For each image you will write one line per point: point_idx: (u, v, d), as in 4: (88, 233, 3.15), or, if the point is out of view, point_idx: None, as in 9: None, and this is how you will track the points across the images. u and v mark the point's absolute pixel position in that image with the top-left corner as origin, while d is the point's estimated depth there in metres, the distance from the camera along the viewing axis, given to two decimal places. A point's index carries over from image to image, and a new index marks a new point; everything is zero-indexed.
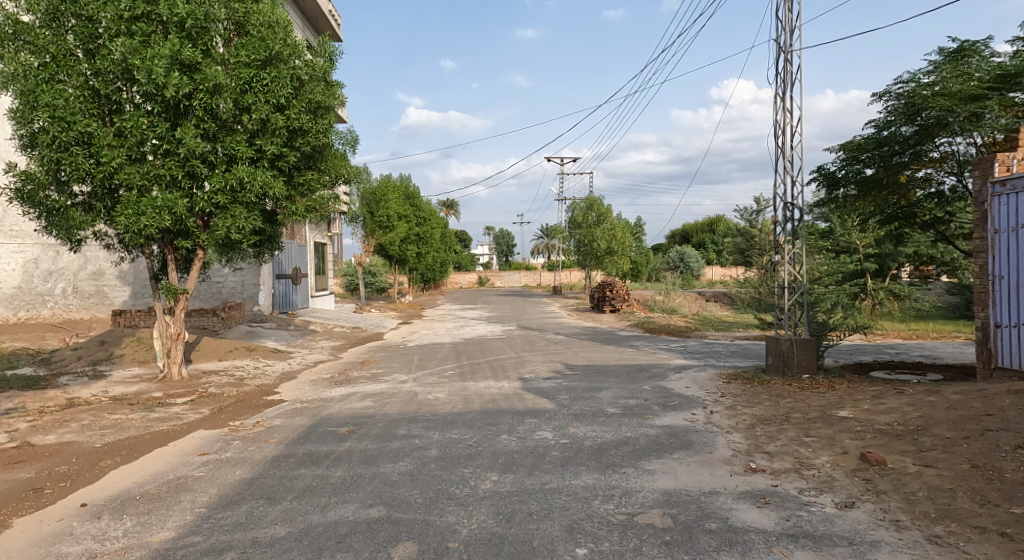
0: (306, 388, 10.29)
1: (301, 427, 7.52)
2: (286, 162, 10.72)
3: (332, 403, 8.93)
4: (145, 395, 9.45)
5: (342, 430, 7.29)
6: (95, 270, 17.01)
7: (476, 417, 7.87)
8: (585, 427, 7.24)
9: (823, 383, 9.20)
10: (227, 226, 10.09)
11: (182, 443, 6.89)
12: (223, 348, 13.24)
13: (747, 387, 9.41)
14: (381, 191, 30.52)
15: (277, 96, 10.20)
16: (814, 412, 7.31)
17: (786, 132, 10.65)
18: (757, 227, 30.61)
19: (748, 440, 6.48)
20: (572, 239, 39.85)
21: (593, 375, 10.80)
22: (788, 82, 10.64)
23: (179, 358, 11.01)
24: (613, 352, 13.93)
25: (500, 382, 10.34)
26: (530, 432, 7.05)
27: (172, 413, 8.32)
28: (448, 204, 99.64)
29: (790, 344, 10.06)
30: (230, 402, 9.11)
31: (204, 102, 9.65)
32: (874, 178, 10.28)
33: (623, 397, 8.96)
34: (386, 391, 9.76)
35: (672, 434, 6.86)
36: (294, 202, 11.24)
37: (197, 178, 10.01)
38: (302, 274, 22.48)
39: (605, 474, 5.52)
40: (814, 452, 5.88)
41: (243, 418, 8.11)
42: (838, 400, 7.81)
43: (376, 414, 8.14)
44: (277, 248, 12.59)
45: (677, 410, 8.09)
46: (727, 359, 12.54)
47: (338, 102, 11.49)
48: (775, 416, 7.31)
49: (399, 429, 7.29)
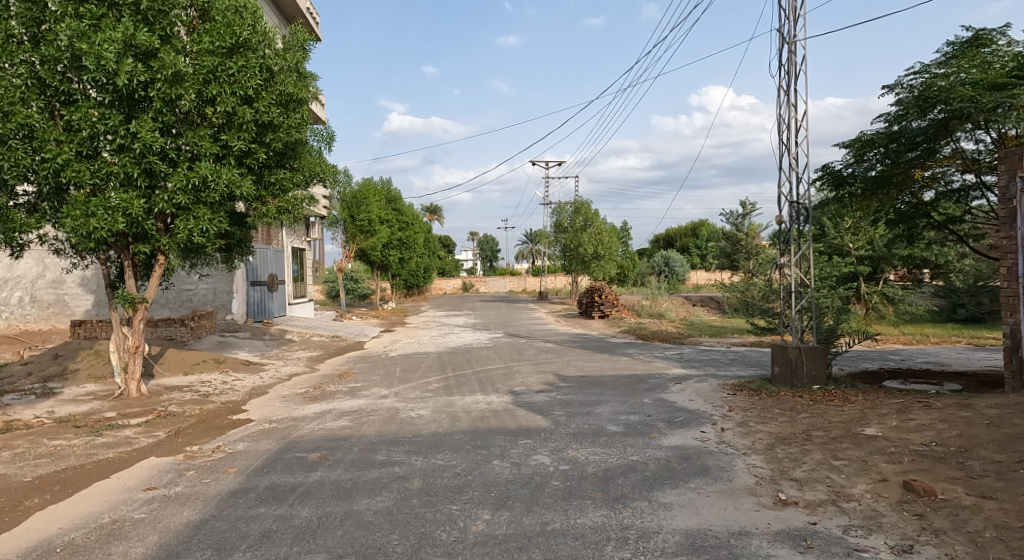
0: (276, 405, 9.42)
1: (266, 453, 6.69)
2: (255, 159, 9.91)
3: (305, 423, 8.10)
4: (96, 416, 8.55)
5: (313, 456, 6.48)
6: (55, 278, 15.97)
7: (464, 438, 7.10)
8: (586, 450, 6.49)
9: (838, 395, 8.52)
10: (190, 228, 9.25)
11: (129, 474, 6.03)
12: (189, 362, 12.31)
13: (756, 400, 8.72)
14: (362, 194, 29.42)
15: (244, 87, 9.36)
16: (836, 429, 6.64)
17: (791, 127, 10.04)
18: (743, 231, 29.69)
19: (771, 464, 5.77)
20: (558, 245, 39.13)
21: (588, 388, 10.04)
22: (792, 74, 10.04)
23: (137, 374, 10.14)
24: (606, 361, 13.21)
25: (489, 396, 9.56)
26: (524, 457, 6.29)
27: (122, 437, 7.44)
28: (431, 209, 98.94)
29: (799, 353, 9.42)
30: (190, 423, 8.24)
31: (163, 92, 8.79)
32: (884, 176, 9.70)
33: (623, 412, 8.23)
34: (364, 408, 8.93)
35: (684, 457, 6.15)
36: (265, 203, 10.41)
37: (156, 176, 9.16)
38: (278, 280, 21.50)
39: (615, 511, 4.78)
40: (848, 480, 5.18)
41: (203, 442, 7.26)
42: (860, 414, 7.13)
43: (351, 436, 7.33)
44: (248, 253, 11.75)
45: (685, 427, 7.38)
46: (728, 368, 11.86)
47: (311, 94, 10.66)
48: (794, 435, 6.61)
49: (377, 454, 6.49)
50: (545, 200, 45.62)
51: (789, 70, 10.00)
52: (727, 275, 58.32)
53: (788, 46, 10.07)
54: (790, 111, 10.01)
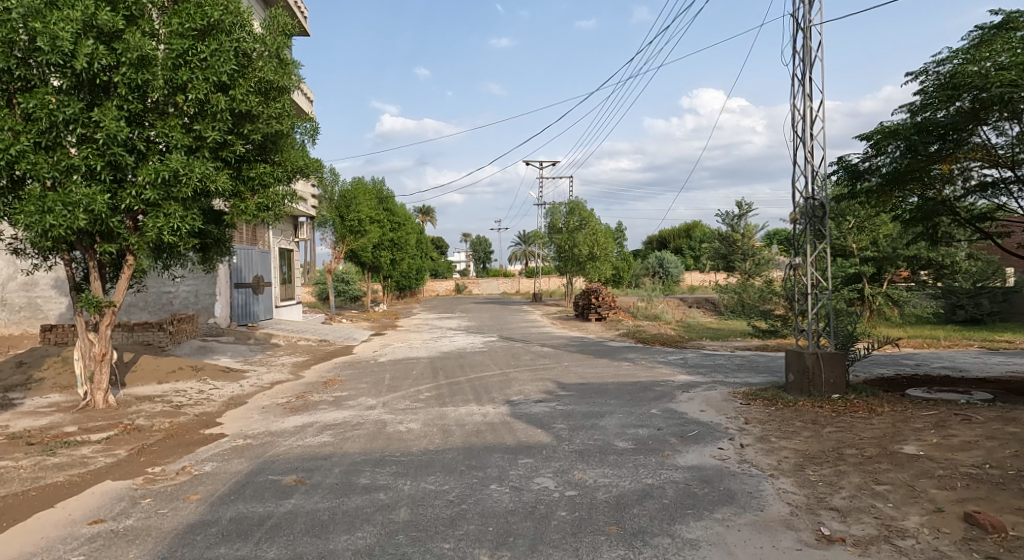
0: (254, 417, 8.69)
1: (236, 476, 5.98)
2: (231, 152, 9.18)
3: (282, 439, 7.39)
4: (54, 431, 7.81)
5: (288, 480, 5.77)
6: (28, 281, 15.20)
7: (457, 457, 6.41)
8: (593, 471, 5.82)
9: (861, 406, 7.89)
10: (159, 227, 8.52)
11: (77, 502, 5.31)
12: (163, 369, 11.56)
13: (773, 411, 8.07)
14: (352, 193, 28.64)
15: (218, 72, 8.64)
16: (870, 445, 5.98)
17: (807, 118, 9.42)
18: (739, 231, 28.93)
19: (804, 490, 5.10)
20: (552, 246, 38.44)
21: (590, 397, 9.37)
22: (808, 62, 9.41)
23: (104, 384, 9.41)
24: (606, 367, 12.55)
25: (483, 407, 8.86)
26: (525, 480, 5.61)
27: (78, 457, 6.72)
28: (423, 209, 98.18)
29: (816, 360, 8.80)
30: (156, 439, 7.51)
31: (129, 77, 8.13)
32: (906, 169, 9.08)
33: (631, 426, 7.56)
34: (349, 421, 8.23)
35: (704, 480, 5.47)
36: (243, 200, 9.71)
37: (123, 170, 8.46)
38: (264, 282, 20.73)
39: (633, 551, 4.10)
40: (898, 509, 4.53)
41: (168, 462, 6.53)
42: (894, 428, 6.48)
43: (333, 454, 6.62)
44: (227, 253, 11.02)
45: (700, 443, 6.71)
46: (736, 374, 11.21)
47: (293, 83, 9.96)
48: (824, 453, 5.96)
49: (361, 477, 5.79)
50: (540, 200, 45.14)
51: (804, 56, 9.38)
52: (723, 277, 57.97)
53: (803, 32, 9.46)
54: (806, 102, 9.38)
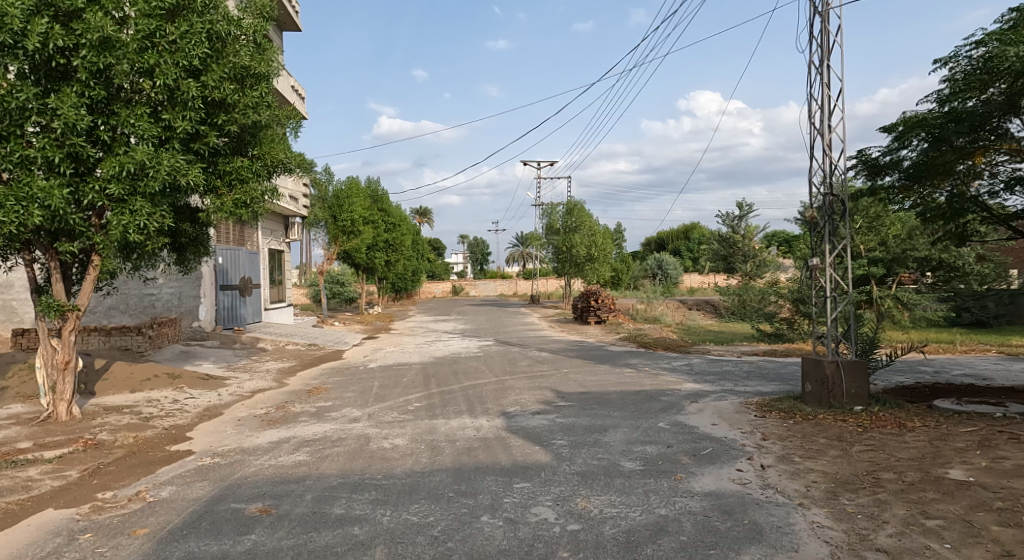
0: (227, 432, 8.00)
1: (193, 504, 5.28)
2: (204, 143, 8.52)
3: (253, 457, 6.70)
4: (4, 449, 7.10)
5: (252, 510, 5.08)
6: (2, 281, 14.48)
7: (446, 480, 5.73)
8: (598, 499, 5.14)
9: (889, 420, 7.23)
10: (124, 225, 7.78)
11: (5, 539, 4.62)
12: (137, 377, 10.85)
13: (792, 425, 7.39)
14: (346, 193, 27.99)
15: (189, 56, 8.03)
16: (909, 468, 5.31)
17: (825, 108, 8.76)
18: (740, 232, 28.35)
19: (842, 524, 4.43)
20: (548, 247, 37.78)
21: (592, 409, 8.70)
22: (826, 48, 8.75)
23: (68, 394, 8.69)
24: (608, 374, 11.88)
25: (476, 420, 8.18)
26: (521, 511, 4.92)
27: (22, 480, 6.01)
28: (421, 209, 97.48)
29: (836, 368, 8.11)
30: (116, 458, 6.82)
31: (90, 60, 7.46)
32: (931, 162, 8.46)
33: (637, 442, 6.89)
34: (329, 437, 7.54)
35: (725, 511, 4.80)
36: (220, 196, 9.07)
37: (85, 163, 7.77)
38: (252, 284, 20.04)
39: None
40: (958, 552, 3.86)
41: (122, 486, 5.84)
42: (932, 448, 5.82)
43: (307, 477, 5.93)
44: (204, 253, 10.36)
45: (716, 464, 6.03)
46: (746, 382, 10.54)
47: (273, 70, 9.34)
48: (858, 478, 5.28)
49: (335, 506, 5.11)
50: (536, 200, 44.46)
51: (822, 41, 8.72)
52: (722, 279, 57.40)
53: (821, 16, 8.82)
54: (824, 91, 8.72)
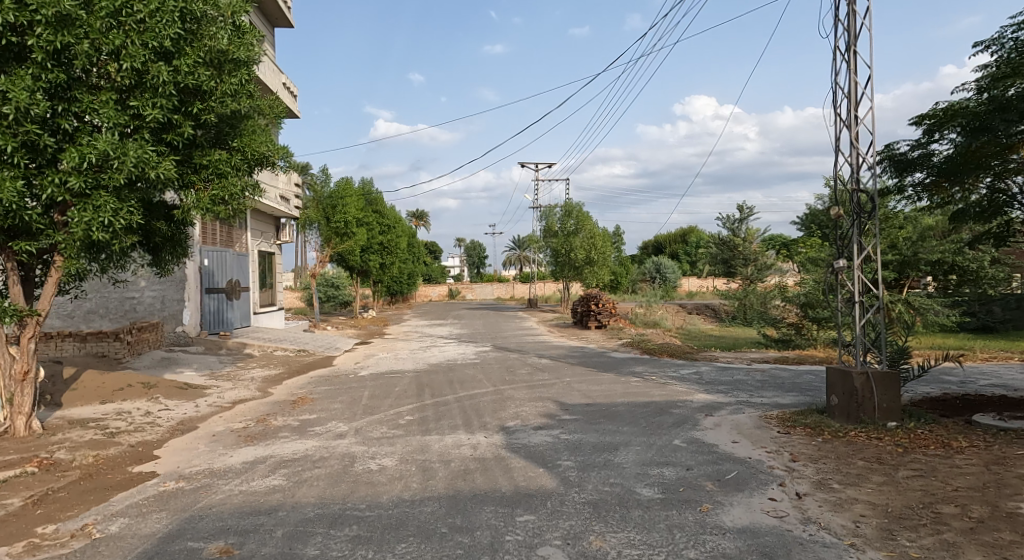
0: (199, 450, 7.25)
1: (145, 542, 4.54)
2: (177, 135, 7.80)
3: (222, 481, 5.96)
4: None
5: (211, 550, 4.35)
6: None
7: (439, 512, 5.00)
8: (615, 538, 4.41)
9: (930, 439, 6.54)
10: (86, 222, 6.99)
11: None
12: (109, 388, 10.09)
13: (821, 444, 6.68)
14: (339, 194, 27.17)
15: (160, 37, 7.33)
16: (972, 501, 4.64)
17: (852, 97, 8.07)
18: (740, 236, 27.75)
19: None
20: (546, 250, 37.07)
21: (599, 423, 7.99)
22: (853, 32, 8.09)
23: (27, 407, 7.91)
24: (612, 383, 11.20)
25: (473, 436, 7.47)
26: (525, 552, 4.20)
27: None
28: (419, 213, 96.88)
29: (865, 381, 7.42)
30: (69, 482, 6.06)
31: (46, 39, 6.76)
32: (970, 155, 7.79)
33: (653, 464, 6.18)
34: (310, 456, 6.80)
35: (765, 554, 4.08)
36: (196, 191, 8.31)
37: (42, 153, 7.03)
38: (240, 287, 19.27)
39: None
40: None
41: (68, 518, 5.09)
42: (993, 475, 5.13)
43: (280, 506, 5.20)
44: (181, 253, 9.62)
45: (745, 492, 5.31)
46: (763, 393, 9.85)
47: (255, 56, 8.63)
48: (915, 512, 4.58)
49: (309, 547, 4.37)
50: (533, 203, 43.88)
51: (850, 25, 8.05)
52: (722, 284, 56.86)
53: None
54: (851, 78, 8.04)
